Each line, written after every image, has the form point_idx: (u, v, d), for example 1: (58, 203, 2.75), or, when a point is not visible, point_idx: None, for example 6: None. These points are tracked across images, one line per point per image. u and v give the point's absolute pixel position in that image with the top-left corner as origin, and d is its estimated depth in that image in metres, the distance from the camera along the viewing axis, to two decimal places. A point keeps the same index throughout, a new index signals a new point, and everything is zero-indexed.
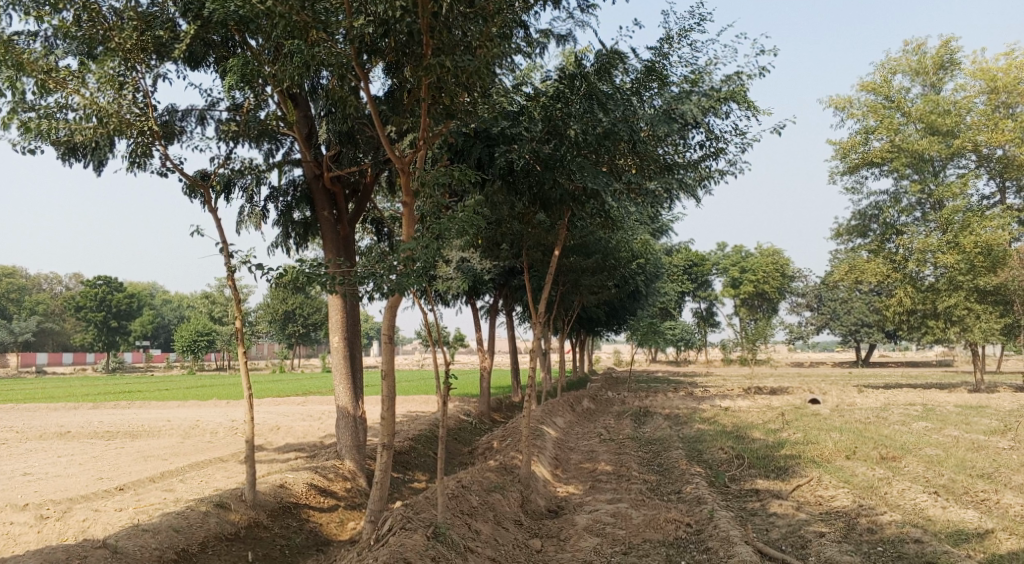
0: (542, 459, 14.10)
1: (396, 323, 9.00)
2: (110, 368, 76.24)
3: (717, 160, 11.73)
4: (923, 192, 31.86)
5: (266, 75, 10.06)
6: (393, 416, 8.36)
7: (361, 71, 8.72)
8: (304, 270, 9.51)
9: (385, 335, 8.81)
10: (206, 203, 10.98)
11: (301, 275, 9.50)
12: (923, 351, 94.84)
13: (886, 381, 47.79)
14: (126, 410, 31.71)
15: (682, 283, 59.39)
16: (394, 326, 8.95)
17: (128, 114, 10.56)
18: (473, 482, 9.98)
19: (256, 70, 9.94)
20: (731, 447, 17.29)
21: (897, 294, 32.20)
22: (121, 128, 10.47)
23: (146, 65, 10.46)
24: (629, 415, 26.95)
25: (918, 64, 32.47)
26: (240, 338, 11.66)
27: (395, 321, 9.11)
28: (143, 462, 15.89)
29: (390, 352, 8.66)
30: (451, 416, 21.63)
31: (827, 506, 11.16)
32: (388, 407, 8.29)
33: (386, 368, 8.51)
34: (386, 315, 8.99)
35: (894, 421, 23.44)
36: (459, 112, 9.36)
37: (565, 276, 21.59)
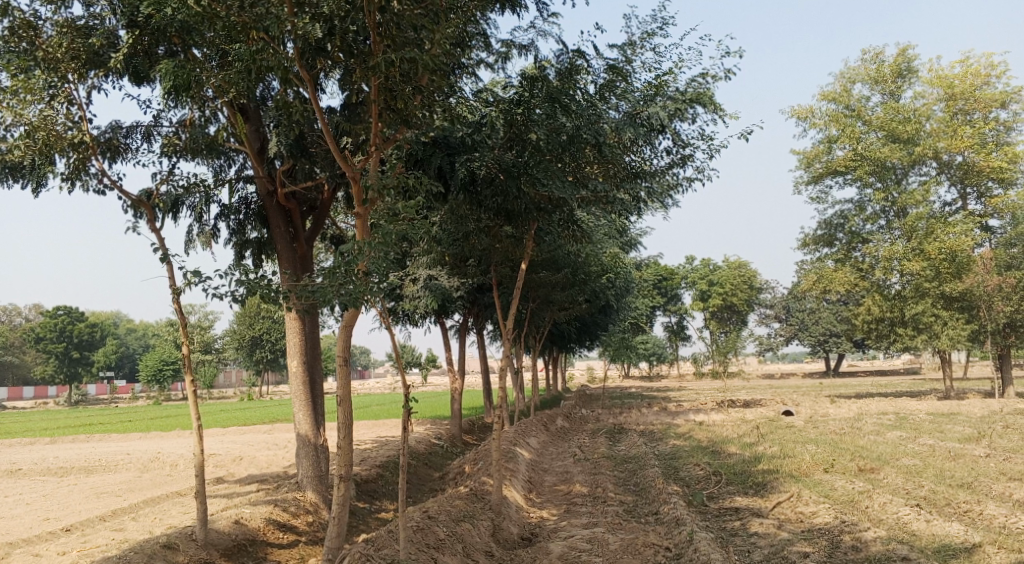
0: (515, 483, 13.61)
1: (352, 341, 8.47)
2: (71, 401, 74.11)
3: (685, 167, 11.42)
4: (887, 200, 32.14)
5: (209, 83, 9.53)
6: (350, 446, 7.84)
7: (306, 74, 8.24)
8: (251, 281, 8.84)
9: (341, 356, 8.31)
10: (149, 222, 10.39)
11: (250, 286, 8.84)
12: (890, 359, 95.85)
13: (856, 390, 48.04)
14: (84, 443, 30.52)
15: (652, 297, 59.37)
16: (348, 346, 8.39)
17: (63, 128, 10.03)
18: (441, 512, 9.47)
19: (197, 79, 9.39)
20: (708, 463, 16.94)
21: (866, 303, 32.31)
22: (58, 144, 9.96)
23: (80, 75, 9.91)
24: (604, 433, 26.52)
25: (876, 74, 32.86)
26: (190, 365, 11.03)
27: (351, 339, 8.60)
28: (95, 499, 15.10)
29: (345, 374, 8.14)
30: (421, 440, 21.03)
31: (809, 523, 10.82)
32: (345, 435, 7.78)
33: (341, 392, 7.99)
34: (341, 333, 8.45)
35: (868, 431, 23.30)
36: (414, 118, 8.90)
37: (534, 292, 21.21)
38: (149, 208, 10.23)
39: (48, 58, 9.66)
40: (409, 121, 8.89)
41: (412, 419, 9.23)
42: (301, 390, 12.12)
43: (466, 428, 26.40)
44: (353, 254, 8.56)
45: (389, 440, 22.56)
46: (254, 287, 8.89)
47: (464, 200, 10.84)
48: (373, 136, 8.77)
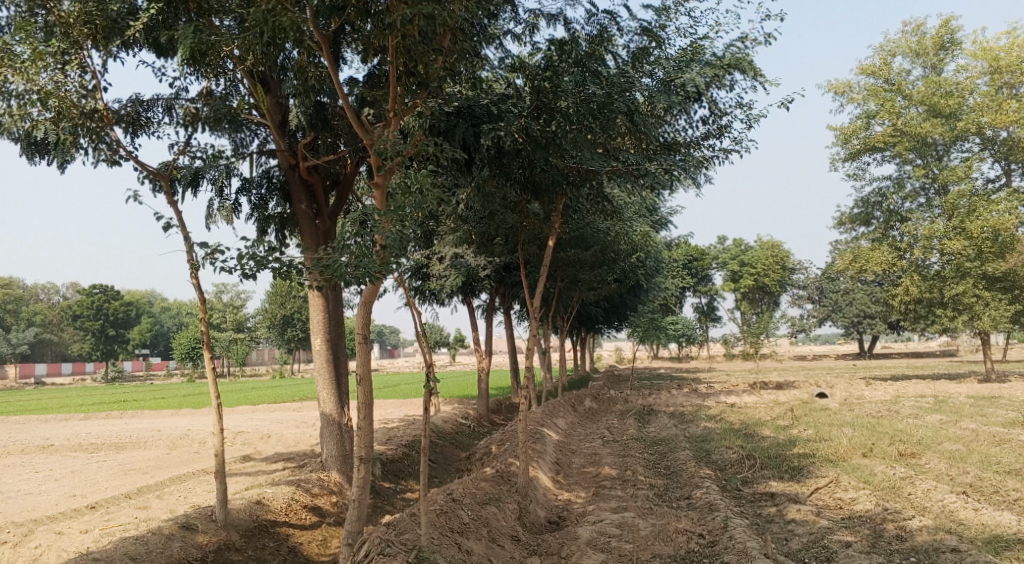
0: (542, 465, 13.30)
1: (371, 318, 8.19)
2: (107, 378, 75.46)
3: (722, 138, 10.92)
4: (927, 176, 31.02)
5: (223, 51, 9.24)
6: (370, 428, 7.58)
7: (320, 35, 7.94)
8: (262, 255, 8.46)
9: (361, 333, 8.01)
10: (165, 194, 10.13)
11: (261, 261, 8.46)
12: (925, 341, 94.12)
13: (891, 373, 46.99)
14: (116, 420, 30.84)
15: (682, 277, 58.57)
16: (367, 323, 8.09)
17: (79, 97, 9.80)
18: (465, 495, 9.19)
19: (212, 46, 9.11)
20: (740, 446, 16.49)
21: (904, 283, 31.36)
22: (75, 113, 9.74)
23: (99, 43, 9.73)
24: (632, 414, 26.12)
25: (918, 46, 31.67)
26: (210, 343, 10.85)
27: (370, 316, 8.31)
28: (122, 476, 15.09)
29: (365, 352, 7.86)
30: (447, 419, 20.84)
31: (850, 510, 10.38)
32: (365, 417, 7.52)
33: (360, 371, 7.73)
34: (361, 310, 8.15)
35: (906, 414, 22.64)
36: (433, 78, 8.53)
37: (562, 271, 20.76)
38: (165, 179, 9.98)
39: (61, 24, 9.58)
40: (427, 83, 8.66)
41: (434, 400, 8.93)
42: (325, 369, 11.91)
43: (493, 408, 26.15)
44: (372, 227, 8.23)
45: (416, 419, 22.40)
46: (265, 262, 8.51)
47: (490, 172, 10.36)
48: (392, 101, 8.49)
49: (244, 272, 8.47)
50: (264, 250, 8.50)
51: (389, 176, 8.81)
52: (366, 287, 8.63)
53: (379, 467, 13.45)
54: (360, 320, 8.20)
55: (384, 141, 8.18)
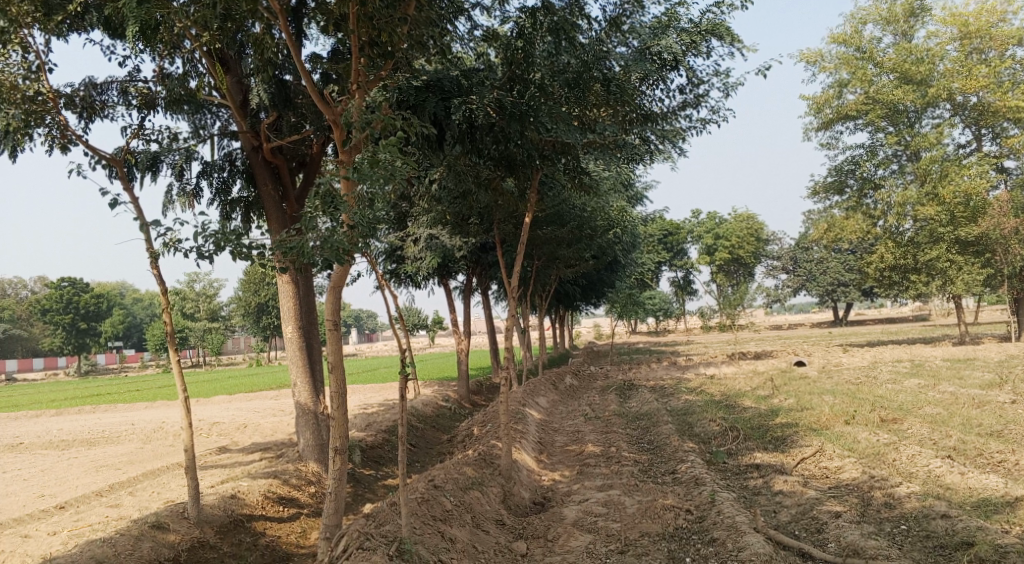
0: (525, 445, 13.11)
1: (340, 302, 7.87)
2: (82, 372, 74.31)
3: (700, 107, 10.65)
4: (900, 143, 31.13)
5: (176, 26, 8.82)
6: (345, 417, 7.36)
7: (276, 6, 7.57)
8: (223, 232, 8.09)
9: (330, 319, 7.73)
10: (121, 179, 9.68)
11: (223, 239, 8.09)
12: (899, 307, 95.29)
13: (867, 340, 47.39)
14: (90, 415, 30.25)
15: (657, 251, 58.60)
16: (336, 308, 7.78)
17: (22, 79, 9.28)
18: (447, 481, 8.95)
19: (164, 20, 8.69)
20: (723, 419, 16.42)
21: (879, 250, 31.50)
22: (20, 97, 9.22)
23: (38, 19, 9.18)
24: (613, 390, 26.02)
25: (888, 13, 31.58)
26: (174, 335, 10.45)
27: (339, 300, 7.97)
28: (95, 473, 14.66)
29: (336, 338, 7.57)
30: (427, 402, 20.60)
31: (836, 479, 10.30)
32: (339, 405, 7.27)
33: (332, 358, 7.45)
34: (330, 295, 7.84)
35: (885, 380, 22.74)
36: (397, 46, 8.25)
37: (540, 249, 20.49)
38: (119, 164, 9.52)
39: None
40: (391, 53, 8.36)
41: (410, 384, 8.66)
42: (299, 357, 11.56)
43: (473, 389, 25.93)
44: (338, 206, 7.89)
45: (396, 403, 22.11)
46: (226, 241, 8.13)
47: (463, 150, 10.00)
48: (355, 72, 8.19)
49: (204, 253, 8.09)
50: (226, 229, 8.13)
51: (355, 152, 8.50)
52: (334, 271, 8.26)
53: (359, 454, 13.15)
54: (329, 305, 7.88)
55: (347, 112, 7.85)
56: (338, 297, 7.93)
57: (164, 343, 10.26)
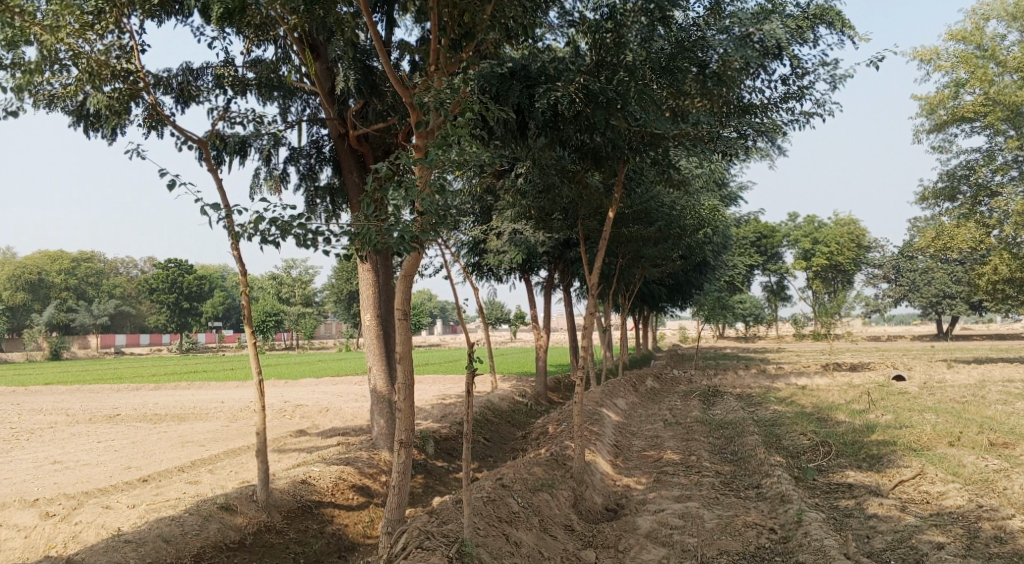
0: (600, 448, 12.73)
1: (410, 291, 7.72)
2: (183, 350, 77.95)
3: (804, 100, 9.95)
4: (1021, 148, 28.79)
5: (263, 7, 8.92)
6: (411, 409, 7.25)
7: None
8: (285, 220, 7.75)
9: (400, 308, 7.60)
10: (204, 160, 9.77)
11: (284, 228, 7.71)
12: (1010, 324, 89.46)
13: (974, 356, 44.45)
14: (185, 391, 31.50)
15: (749, 255, 56.72)
16: (407, 299, 7.63)
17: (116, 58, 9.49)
18: (516, 480, 8.65)
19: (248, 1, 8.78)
20: (813, 432, 15.56)
21: (992, 261, 29.39)
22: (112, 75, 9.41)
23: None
24: (697, 396, 25.19)
25: (1015, 9, 29.32)
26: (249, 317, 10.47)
27: (409, 288, 7.81)
28: (180, 449, 15.08)
29: (405, 328, 7.44)
30: (504, 397, 20.41)
31: (938, 505, 9.52)
32: (406, 396, 7.17)
33: (401, 348, 7.34)
34: (401, 285, 7.66)
35: (994, 401, 21.13)
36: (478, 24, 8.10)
37: (625, 247, 19.96)
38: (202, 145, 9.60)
39: None
40: (474, 32, 8.23)
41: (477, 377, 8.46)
42: (376, 344, 11.57)
43: (552, 387, 25.59)
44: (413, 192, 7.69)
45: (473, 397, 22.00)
46: (288, 231, 7.77)
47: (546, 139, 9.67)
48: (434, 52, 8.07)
49: (269, 241, 7.84)
50: (290, 218, 7.79)
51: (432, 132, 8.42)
52: (407, 258, 8.01)
53: (433, 445, 12.99)
54: (399, 294, 7.74)
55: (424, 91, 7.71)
56: (408, 285, 7.77)
57: (242, 323, 10.37)
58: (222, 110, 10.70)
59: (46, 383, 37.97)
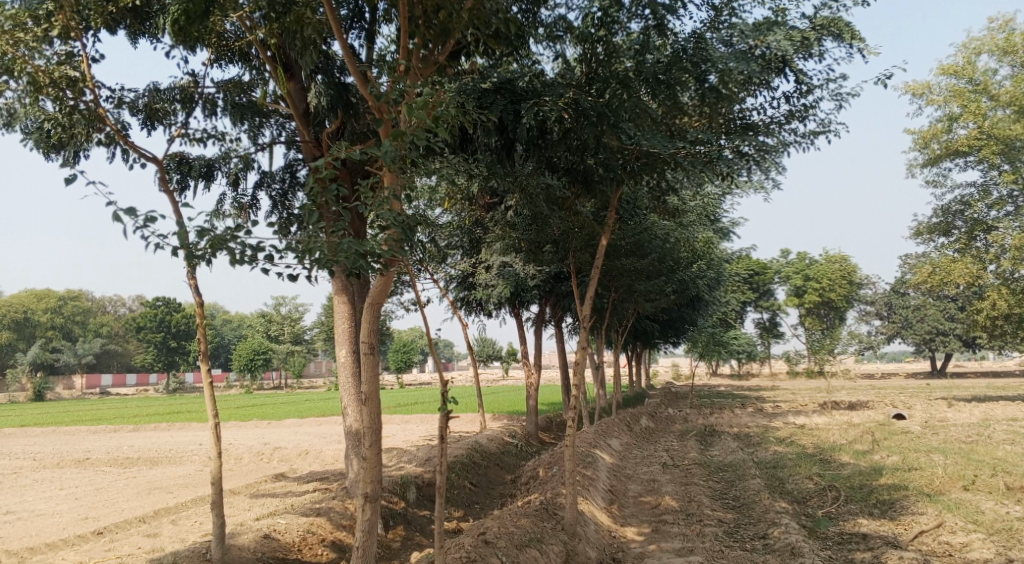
0: (594, 495, 11.91)
1: (377, 324, 7.07)
2: (169, 389, 76.42)
3: (809, 118, 9.40)
4: (1016, 183, 28.39)
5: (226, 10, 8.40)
6: (378, 461, 6.68)
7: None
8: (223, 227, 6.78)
9: (365, 342, 6.98)
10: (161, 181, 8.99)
11: (215, 238, 6.69)
12: (1003, 361, 88.71)
13: (972, 393, 43.68)
14: (163, 432, 30.35)
15: (743, 292, 56.06)
16: (372, 332, 7.02)
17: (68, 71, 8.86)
18: (501, 535, 7.82)
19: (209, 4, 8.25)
20: (819, 475, 14.77)
21: (991, 296, 28.84)
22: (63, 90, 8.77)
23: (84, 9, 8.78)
24: (693, 436, 24.35)
25: (1005, 43, 29.22)
26: (206, 352, 9.64)
27: (377, 320, 7.15)
28: (145, 495, 14.13)
29: (371, 368, 6.84)
30: (493, 437, 19.57)
31: (962, 558, 8.76)
32: (371, 444, 6.63)
33: (366, 391, 6.81)
34: (367, 315, 7.01)
35: (1001, 440, 20.39)
36: (451, 25, 7.61)
37: (617, 281, 19.30)
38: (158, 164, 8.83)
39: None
40: (449, 30, 7.67)
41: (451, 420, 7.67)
42: (352, 382, 10.75)
43: (543, 427, 24.70)
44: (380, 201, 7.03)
45: (461, 437, 21.10)
46: (223, 243, 6.79)
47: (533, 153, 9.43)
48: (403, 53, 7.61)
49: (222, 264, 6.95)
50: (226, 228, 6.79)
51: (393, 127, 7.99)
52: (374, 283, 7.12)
53: (414, 491, 12.12)
54: (365, 326, 7.07)
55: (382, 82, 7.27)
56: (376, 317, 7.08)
57: (197, 356, 9.52)
58: (180, 127, 9.99)
59: (21, 425, 36.60)
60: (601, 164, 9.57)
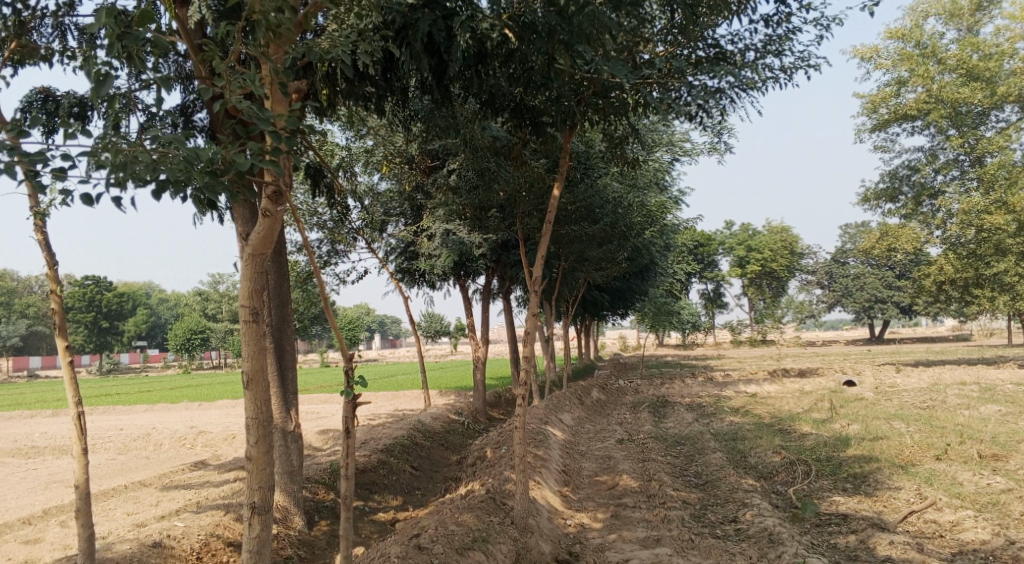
0: (546, 477, 10.75)
1: (261, 282, 5.55)
2: (103, 371, 73.21)
3: (785, 52, 8.24)
4: (963, 147, 28.12)
5: None
6: (267, 461, 5.52)
7: None
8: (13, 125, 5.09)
9: (246, 308, 5.51)
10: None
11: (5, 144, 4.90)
12: (936, 327, 91.20)
13: (914, 358, 44.01)
14: (83, 417, 28.23)
15: (689, 263, 55.53)
16: (254, 293, 5.52)
17: None
18: (437, 537, 6.60)
19: None
20: (782, 448, 13.89)
21: (939, 261, 28.43)
22: None
23: None
24: (645, 408, 23.49)
25: (952, 6, 28.57)
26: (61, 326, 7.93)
27: (261, 274, 5.64)
28: (40, 491, 12.49)
29: (252, 344, 5.46)
30: (438, 415, 18.35)
31: (956, 540, 7.89)
32: (254, 442, 5.46)
33: (248, 372, 5.48)
34: (246, 270, 5.53)
35: (955, 405, 20.04)
36: None
37: (568, 248, 18.16)
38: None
39: None
40: None
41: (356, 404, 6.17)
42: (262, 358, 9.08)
43: (491, 404, 23.51)
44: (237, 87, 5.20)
45: (404, 416, 19.76)
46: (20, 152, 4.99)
47: (470, 80, 8.25)
48: None
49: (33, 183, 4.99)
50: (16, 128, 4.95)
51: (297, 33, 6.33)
52: (256, 230, 5.54)
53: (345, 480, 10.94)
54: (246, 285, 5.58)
55: None
56: (258, 269, 5.56)
57: (52, 331, 7.87)
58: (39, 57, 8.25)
59: None
60: (550, 103, 8.38)
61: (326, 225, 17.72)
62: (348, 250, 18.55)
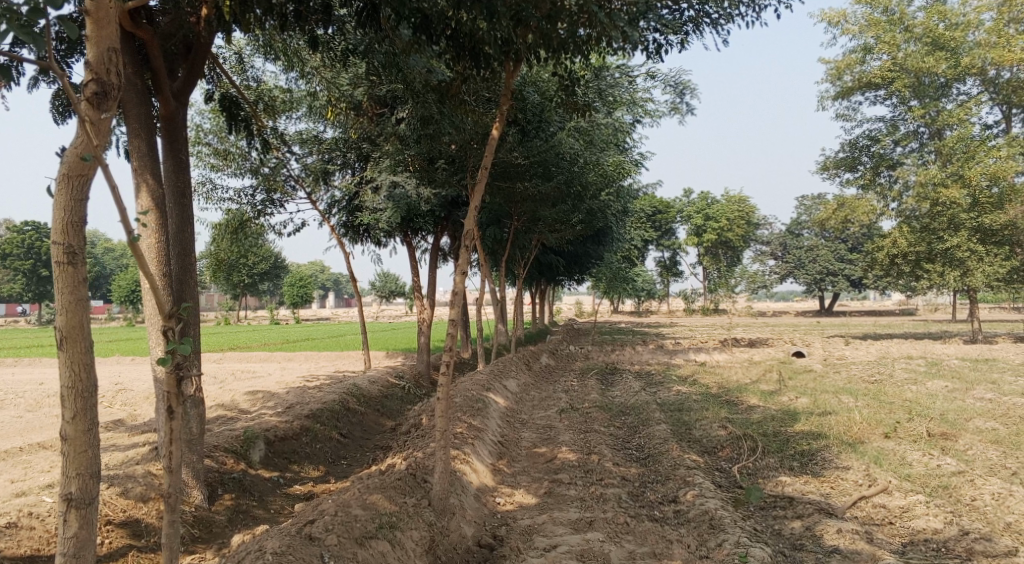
0: (477, 449, 9.99)
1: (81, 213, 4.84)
2: (43, 321, 70.50)
3: None
4: (924, 118, 27.85)
5: None
6: (87, 440, 4.85)
7: None
8: None
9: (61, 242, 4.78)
10: None
11: None
12: (881, 302, 93.07)
13: (861, 331, 44.30)
14: (6, 369, 26.65)
15: (646, 228, 55.14)
16: (67, 226, 4.79)
17: None
18: (332, 524, 5.97)
19: None
20: (729, 421, 13.39)
21: (893, 235, 28.26)
22: None
23: None
24: (593, 375, 22.92)
25: None
26: None
27: (84, 206, 4.91)
28: None
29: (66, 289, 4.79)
30: (376, 378, 17.51)
31: (907, 528, 7.41)
32: (72, 419, 4.80)
33: (60, 329, 4.73)
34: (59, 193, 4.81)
35: (903, 379, 19.90)
36: None
37: (518, 205, 17.29)
38: None
39: None
40: None
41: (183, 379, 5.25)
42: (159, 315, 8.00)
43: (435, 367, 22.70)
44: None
45: (341, 378, 18.79)
46: None
47: None
48: None
49: None
50: None
51: None
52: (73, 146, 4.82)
53: (260, 450, 10.07)
54: (61, 218, 4.85)
55: None
56: (75, 198, 4.84)
57: None
58: None
59: None
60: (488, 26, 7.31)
61: (261, 171, 16.50)
62: (285, 200, 17.35)
